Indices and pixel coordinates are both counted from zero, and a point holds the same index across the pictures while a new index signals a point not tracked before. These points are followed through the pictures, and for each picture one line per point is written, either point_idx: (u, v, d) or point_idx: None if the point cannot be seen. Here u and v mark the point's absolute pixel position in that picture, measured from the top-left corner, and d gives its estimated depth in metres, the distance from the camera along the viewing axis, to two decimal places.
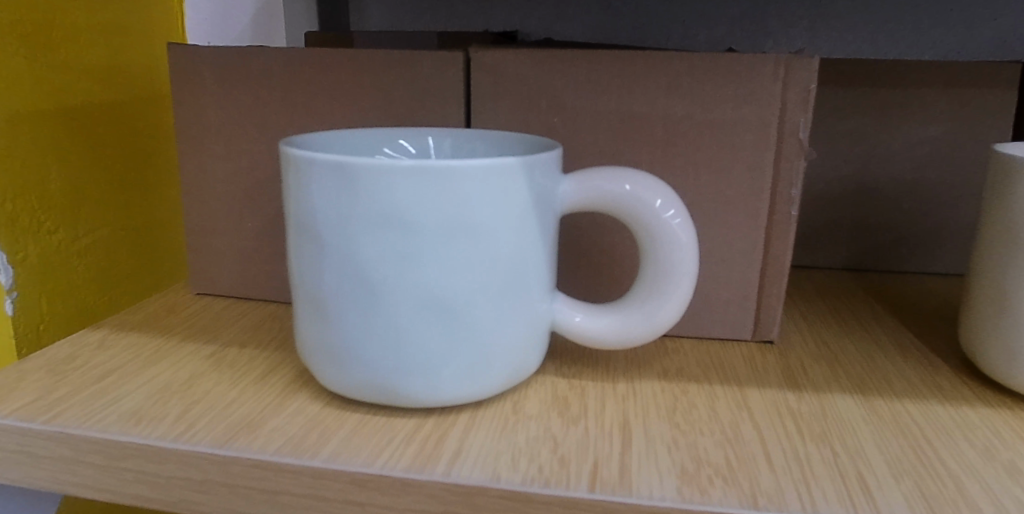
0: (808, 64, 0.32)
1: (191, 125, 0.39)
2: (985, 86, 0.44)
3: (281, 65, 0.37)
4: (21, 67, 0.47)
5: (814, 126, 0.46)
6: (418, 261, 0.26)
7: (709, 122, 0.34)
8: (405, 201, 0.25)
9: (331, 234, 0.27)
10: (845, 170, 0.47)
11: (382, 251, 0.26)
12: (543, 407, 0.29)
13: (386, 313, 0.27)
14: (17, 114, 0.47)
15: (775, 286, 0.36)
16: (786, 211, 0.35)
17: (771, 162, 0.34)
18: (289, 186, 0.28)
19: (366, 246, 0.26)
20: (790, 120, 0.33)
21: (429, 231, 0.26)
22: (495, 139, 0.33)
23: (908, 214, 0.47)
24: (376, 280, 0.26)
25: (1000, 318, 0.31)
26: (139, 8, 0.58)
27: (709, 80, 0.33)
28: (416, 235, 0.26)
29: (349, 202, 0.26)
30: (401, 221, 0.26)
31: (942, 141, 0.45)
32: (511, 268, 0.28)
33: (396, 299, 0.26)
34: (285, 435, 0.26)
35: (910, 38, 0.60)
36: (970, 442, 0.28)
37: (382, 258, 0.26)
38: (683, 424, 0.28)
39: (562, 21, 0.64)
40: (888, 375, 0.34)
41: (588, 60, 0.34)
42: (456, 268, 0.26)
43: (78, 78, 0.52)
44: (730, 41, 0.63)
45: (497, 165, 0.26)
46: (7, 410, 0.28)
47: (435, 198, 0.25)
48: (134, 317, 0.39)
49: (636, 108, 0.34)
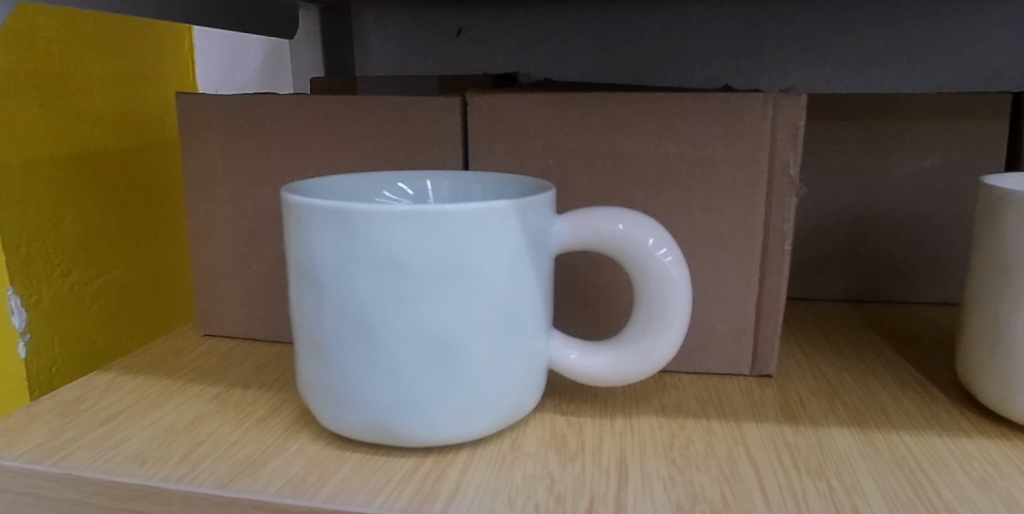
0: (795, 103, 0.33)
1: (199, 172, 0.40)
2: (975, 118, 0.45)
3: (286, 113, 0.38)
4: (36, 115, 0.51)
5: (808, 160, 0.47)
6: (417, 302, 0.27)
7: (701, 161, 0.35)
8: (401, 246, 0.26)
9: (331, 278, 0.27)
10: (841, 203, 0.47)
11: (381, 293, 0.27)
12: (540, 445, 0.30)
13: (388, 354, 0.27)
14: (32, 161, 0.51)
15: (771, 320, 0.36)
16: (780, 245, 0.35)
17: (763, 198, 0.35)
18: (290, 232, 0.29)
19: (366, 289, 0.27)
20: (780, 157, 0.34)
21: (426, 273, 0.26)
22: (491, 181, 0.34)
23: (906, 245, 0.47)
24: (375, 321, 0.27)
25: (995, 349, 0.32)
26: (140, 59, 0.62)
27: (699, 120, 0.34)
28: (413, 277, 0.26)
29: (348, 247, 0.27)
30: (400, 265, 0.26)
31: (935, 172, 0.46)
32: (506, 311, 0.28)
33: (396, 339, 0.27)
34: (286, 475, 0.27)
35: (902, 70, 0.62)
36: (966, 473, 0.28)
37: (382, 300, 0.27)
38: (679, 459, 0.29)
39: (561, 62, 0.66)
40: (886, 407, 0.34)
41: (581, 102, 0.35)
42: (454, 309, 0.27)
43: (91, 126, 0.56)
44: (725, 78, 0.64)
45: (490, 209, 0.27)
46: (18, 452, 0.29)
47: (431, 243, 0.26)
48: (141, 359, 0.40)
49: (629, 148, 0.35)
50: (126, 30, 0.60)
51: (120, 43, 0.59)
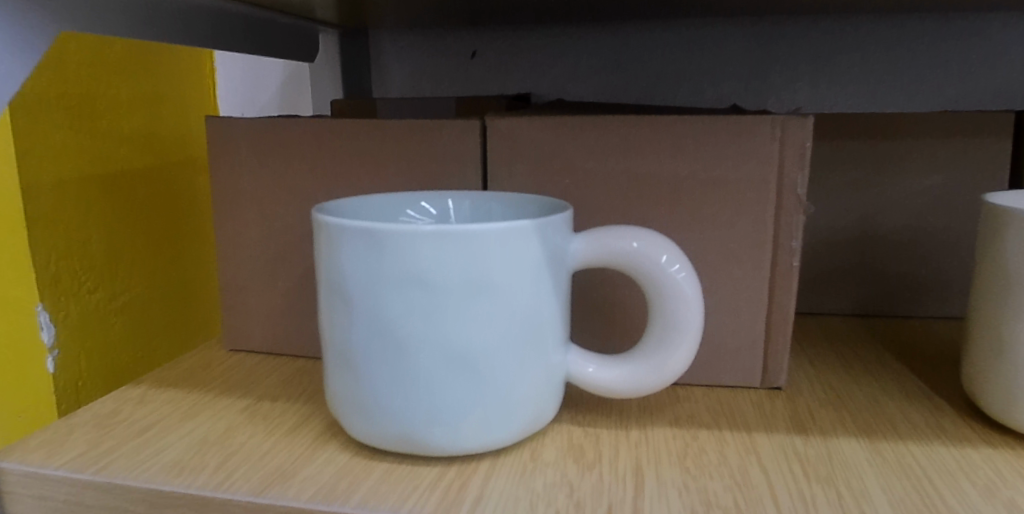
0: (803, 125, 0.34)
1: (228, 192, 0.42)
2: (979, 136, 0.46)
3: (312, 135, 0.40)
4: (67, 137, 0.53)
5: (815, 178, 0.48)
6: (441, 317, 0.28)
7: (712, 181, 0.36)
8: (427, 264, 0.28)
9: (360, 295, 0.29)
10: (849, 220, 0.48)
11: (408, 307, 0.28)
12: (558, 454, 0.31)
13: (414, 366, 0.28)
14: (63, 181, 0.53)
15: (781, 334, 0.37)
16: (789, 261, 0.36)
17: (772, 217, 0.36)
18: (321, 250, 0.30)
19: (393, 306, 0.28)
20: (788, 177, 0.35)
21: (451, 288, 0.28)
22: (511, 201, 0.35)
23: (913, 261, 0.48)
24: (402, 336, 0.28)
25: (998, 361, 0.33)
26: (162, 81, 0.64)
27: (710, 141, 0.36)
28: (439, 293, 0.28)
29: (377, 265, 0.28)
30: (425, 281, 0.28)
31: (941, 189, 0.47)
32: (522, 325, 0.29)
33: (422, 352, 0.28)
34: (317, 483, 0.28)
35: (909, 89, 0.63)
36: (971, 481, 0.29)
37: (409, 314, 0.28)
38: (693, 468, 0.30)
39: (573, 82, 0.68)
40: (894, 418, 0.35)
41: (596, 125, 0.37)
42: (477, 324, 0.28)
43: (119, 146, 0.58)
44: (734, 97, 0.66)
45: (512, 228, 0.28)
46: (61, 461, 0.30)
47: (455, 260, 0.28)
48: (172, 372, 0.41)
49: (642, 170, 0.37)
50: (150, 54, 0.63)
51: (144, 67, 0.62)
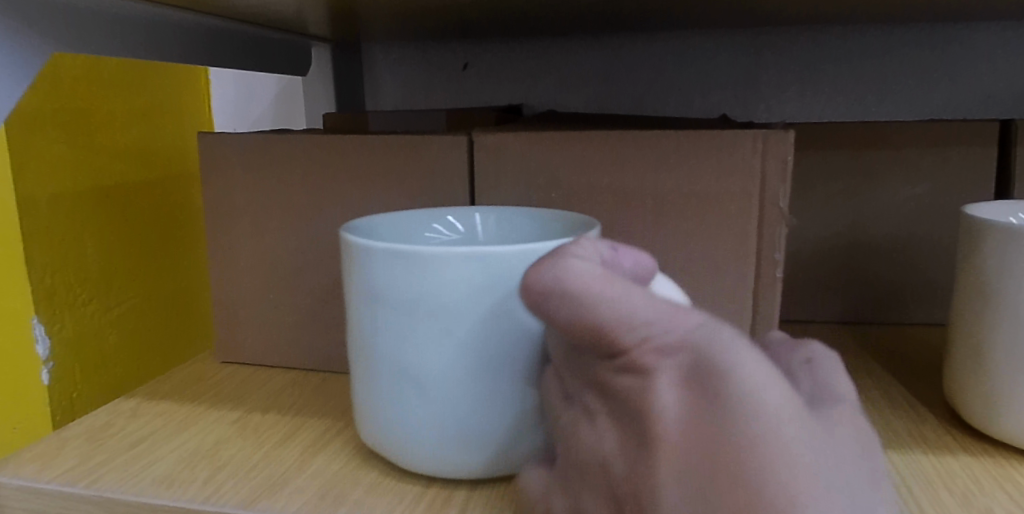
0: (784, 139, 0.35)
1: (220, 206, 0.42)
2: (962, 145, 0.47)
3: (302, 150, 0.40)
4: (62, 151, 0.54)
5: (802, 188, 0.49)
6: (481, 338, 0.26)
7: (695, 193, 0.37)
8: (468, 284, 0.26)
9: (393, 318, 0.27)
10: (836, 229, 0.49)
11: (446, 329, 0.26)
12: None
13: (453, 391, 0.27)
14: (58, 195, 0.54)
15: None
16: (772, 273, 0.37)
17: (754, 229, 0.36)
18: (350, 271, 0.29)
19: (429, 329, 0.26)
20: (770, 190, 0.36)
21: (492, 306, 0.26)
22: (536, 215, 0.35)
23: (899, 269, 0.49)
24: (440, 359, 0.27)
25: (979, 369, 0.33)
26: (158, 95, 0.65)
27: (693, 154, 0.36)
28: (480, 313, 0.26)
29: (411, 286, 0.26)
30: (464, 302, 0.26)
31: (926, 198, 0.48)
32: None
33: (463, 375, 0.27)
34: (305, 496, 0.29)
35: (896, 98, 0.64)
36: (949, 490, 0.29)
37: (447, 336, 0.26)
38: None
39: (564, 93, 0.68)
40: (876, 427, 0.36)
41: (580, 139, 0.37)
42: (520, 343, 0.27)
43: (115, 159, 0.59)
44: (723, 107, 0.66)
45: (556, 241, 0.27)
46: (53, 474, 0.31)
47: (499, 279, 0.26)
48: (165, 385, 0.42)
49: (626, 183, 0.37)
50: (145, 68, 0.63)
51: (139, 81, 0.62)
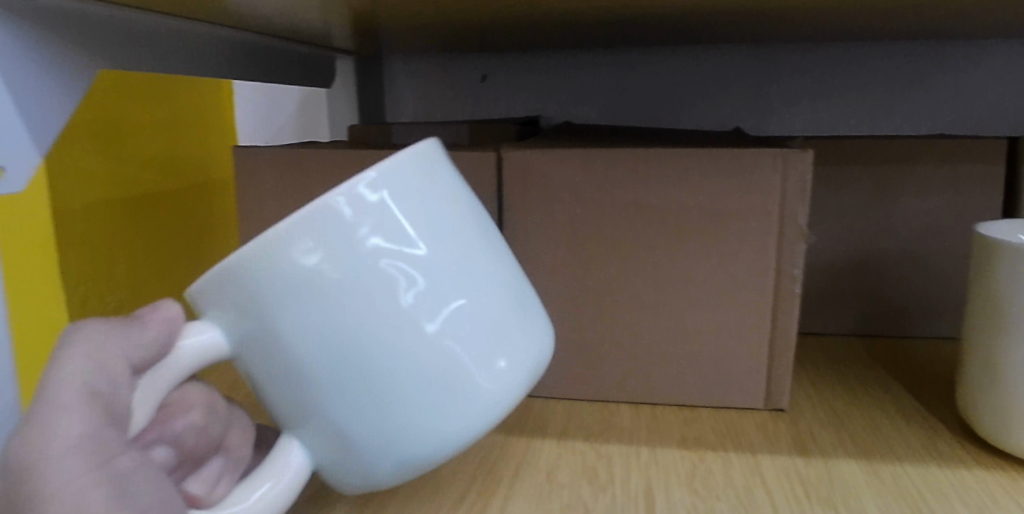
0: (804, 158, 0.36)
1: (252, 219, 0.44)
2: (973, 162, 0.48)
3: (334, 167, 0.42)
4: (96, 162, 0.55)
5: (816, 203, 0.50)
6: (369, 320, 0.24)
7: (717, 211, 0.38)
8: (301, 274, 0.23)
9: (283, 336, 0.24)
10: (849, 243, 0.50)
11: (328, 325, 0.24)
12: (574, 476, 0.33)
13: (369, 389, 0.25)
14: (92, 205, 0.55)
15: (784, 358, 0.39)
16: (790, 288, 0.38)
17: (774, 246, 0.38)
18: (213, 308, 0.25)
19: (319, 331, 0.24)
20: (790, 208, 0.37)
21: (361, 276, 0.24)
22: (406, 159, 0.25)
23: (910, 283, 0.50)
24: (345, 362, 0.24)
25: (990, 384, 0.34)
26: (185, 107, 0.67)
27: (715, 174, 0.37)
28: (354, 290, 0.24)
29: (280, 295, 0.24)
30: (321, 288, 0.24)
31: (938, 212, 0.49)
32: (455, 300, 0.25)
33: (370, 372, 0.25)
34: None
35: (907, 112, 0.65)
36: (964, 503, 0.31)
37: (334, 333, 0.24)
38: (700, 490, 0.32)
39: (580, 105, 0.69)
40: (891, 439, 0.37)
41: (606, 156, 0.38)
42: (413, 306, 0.25)
43: (144, 170, 0.60)
44: (736, 120, 0.68)
45: (404, 182, 0.25)
46: None
47: (329, 258, 0.23)
48: None
49: (650, 200, 0.38)
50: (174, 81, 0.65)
51: (168, 93, 0.64)
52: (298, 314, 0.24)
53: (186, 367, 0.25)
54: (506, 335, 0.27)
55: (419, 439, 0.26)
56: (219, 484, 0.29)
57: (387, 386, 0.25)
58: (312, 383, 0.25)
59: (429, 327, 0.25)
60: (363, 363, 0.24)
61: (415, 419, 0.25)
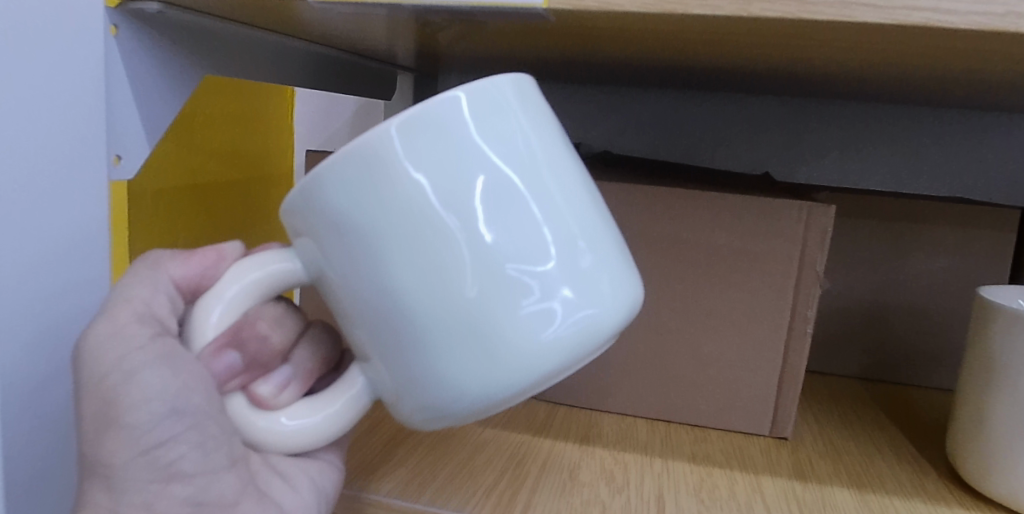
0: (825, 213, 0.40)
1: None
2: (984, 229, 0.51)
3: None
4: (172, 150, 0.58)
5: (835, 252, 0.54)
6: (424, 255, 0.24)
7: (743, 251, 0.42)
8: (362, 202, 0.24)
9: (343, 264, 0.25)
10: (862, 291, 0.54)
11: (384, 255, 0.24)
12: (594, 476, 0.37)
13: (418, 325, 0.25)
14: (165, 190, 0.58)
15: (791, 391, 0.43)
16: (803, 327, 0.42)
17: (792, 288, 0.42)
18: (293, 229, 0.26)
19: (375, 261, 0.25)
20: (810, 255, 0.41)
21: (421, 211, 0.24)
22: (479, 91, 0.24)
23: (916, 334, 0.53)
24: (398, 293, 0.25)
25: (977, 433, 0.38)
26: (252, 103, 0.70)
27: (745, 219, 0.41)
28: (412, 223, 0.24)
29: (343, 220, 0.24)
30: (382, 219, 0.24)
31: (947, 272, 0.52)
32: (518, 247, 0.24)
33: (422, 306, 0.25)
34: None
35: (927, 173, 0.68)
36: None
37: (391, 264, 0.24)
38: (707, 500, 0.36)
39: (620, 136, 0.74)
40: (882, 474, 0.40)
41: (647, 193, 0.42)
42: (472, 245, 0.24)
43: (209, 160, 0.64)
44: (766, 164, 0.71)
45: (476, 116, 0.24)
46: None
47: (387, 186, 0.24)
48: None
49: (684, 236, 0.42)
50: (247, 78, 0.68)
51: (241, 89, 0.67)
52: (376, 226, 0.24)
53: (249, 282, 0.27)
54: (593, 279, 0.26)
55: (484, 371, 0.25)
56: (292, 387, 0.29)
57: (435, 322, 0.25)
58: (367, 311, 0.25)
59: (507, 255, 0.24)
60: (435, 284, 0.24)
61: (483, 346, 0.25)
